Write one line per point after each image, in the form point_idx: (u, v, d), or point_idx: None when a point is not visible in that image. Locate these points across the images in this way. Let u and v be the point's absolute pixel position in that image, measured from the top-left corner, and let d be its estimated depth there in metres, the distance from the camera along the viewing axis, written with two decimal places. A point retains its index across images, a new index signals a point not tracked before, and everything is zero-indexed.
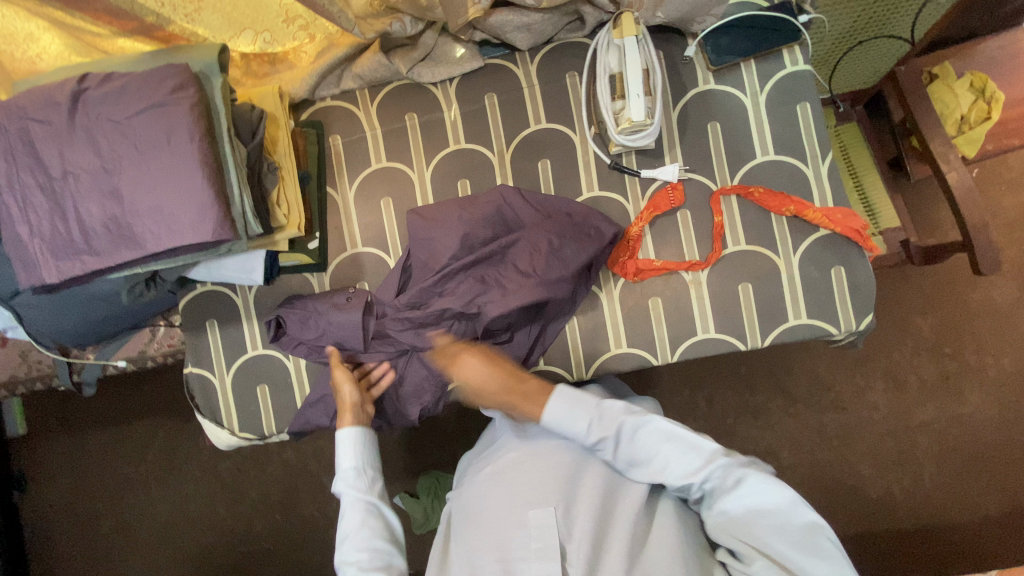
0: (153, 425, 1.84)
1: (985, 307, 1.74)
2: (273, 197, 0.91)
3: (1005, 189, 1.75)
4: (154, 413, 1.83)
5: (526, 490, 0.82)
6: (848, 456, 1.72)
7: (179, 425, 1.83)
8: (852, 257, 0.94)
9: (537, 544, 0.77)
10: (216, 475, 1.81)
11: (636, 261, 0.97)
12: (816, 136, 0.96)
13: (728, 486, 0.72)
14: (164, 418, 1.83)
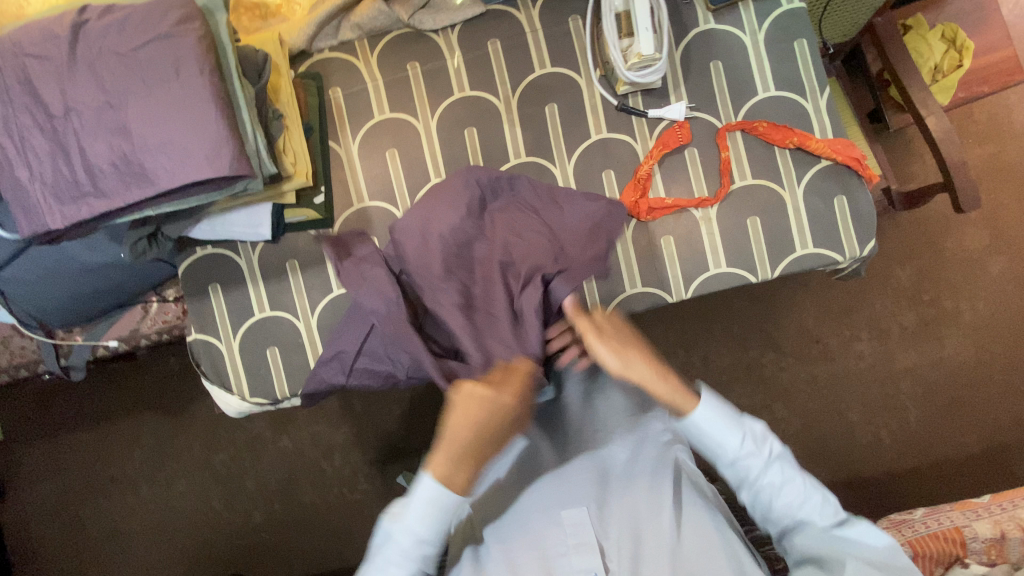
0: (140, 421, 1.76)
1: (959, 254, 1.83)
2: (279, 144, 0.88)
3: (972, 142, 1.84)
4: (141, 408, 1.75)
5: (558, 494, 0.85)
6: (839, 404, 1.79)
7: (169, 418, 1.75)
8: (853, 186, 0.97)
9: (574, 540, 0.81)
10: (211, 469, 1.74)
11: (647, 199, 0.98)
12: (813, 70, 0.98)
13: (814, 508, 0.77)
14: (152, 413, 1.75)
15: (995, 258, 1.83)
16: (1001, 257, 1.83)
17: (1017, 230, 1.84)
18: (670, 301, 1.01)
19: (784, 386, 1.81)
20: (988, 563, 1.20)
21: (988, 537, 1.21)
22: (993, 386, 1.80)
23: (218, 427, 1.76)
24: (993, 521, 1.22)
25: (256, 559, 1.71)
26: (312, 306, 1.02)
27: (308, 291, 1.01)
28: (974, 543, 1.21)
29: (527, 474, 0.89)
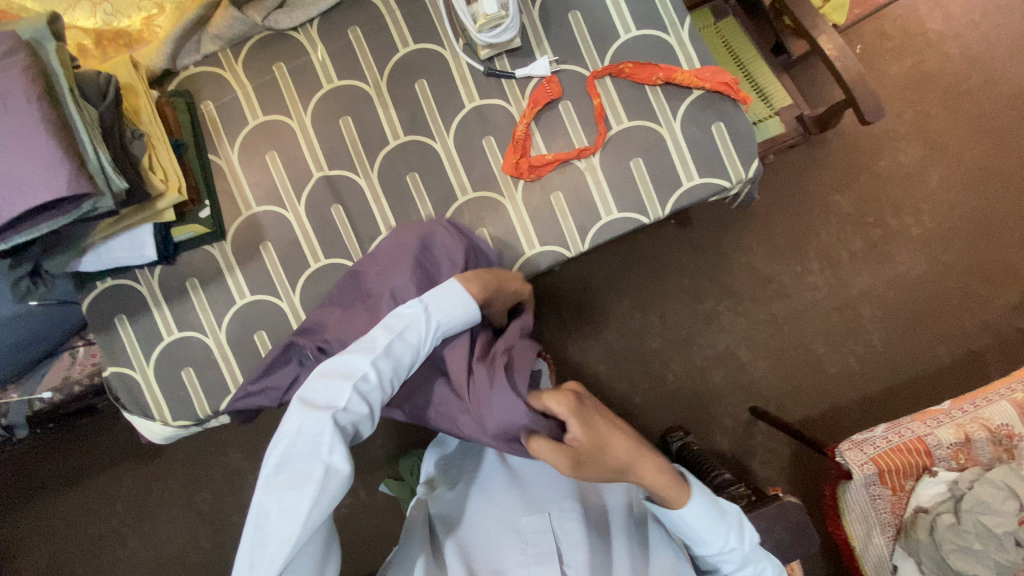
0: (114, 473, 1.75)
1: (895, 170, 1.82)
2: (145, 162, 0.88)
3: (889, 58, 1.84)
4: (113, 459, 1.75)
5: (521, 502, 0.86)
6: (801, 339, 1.78)
7: (142, 465, 1.75)
8: (728, 110, 0.97)
9: (533, 548, 0.79)
10: (190, 509, 1.73)
11: (528, 158, 0.98)
12: (670, 4, 0.99)
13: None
14: (124, 462, 1.75)
15: (932, 169, 1.82)
16: (937, 167, 1.82)
17: (950, 137, 1.83)
18: (572, 256, 1.01)
19: (745, 331, 1.80)
20: (957, 468, 1.19)
21: (953, 442, 1.18)
22: (952, 295, 1.79)
23: (188, 467, 1.75)
24: (956, 426, 1.19)
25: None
26: (219, 320, 1.02)
27: (213, 307, 1.02)
28: (940, 451, 1.19)
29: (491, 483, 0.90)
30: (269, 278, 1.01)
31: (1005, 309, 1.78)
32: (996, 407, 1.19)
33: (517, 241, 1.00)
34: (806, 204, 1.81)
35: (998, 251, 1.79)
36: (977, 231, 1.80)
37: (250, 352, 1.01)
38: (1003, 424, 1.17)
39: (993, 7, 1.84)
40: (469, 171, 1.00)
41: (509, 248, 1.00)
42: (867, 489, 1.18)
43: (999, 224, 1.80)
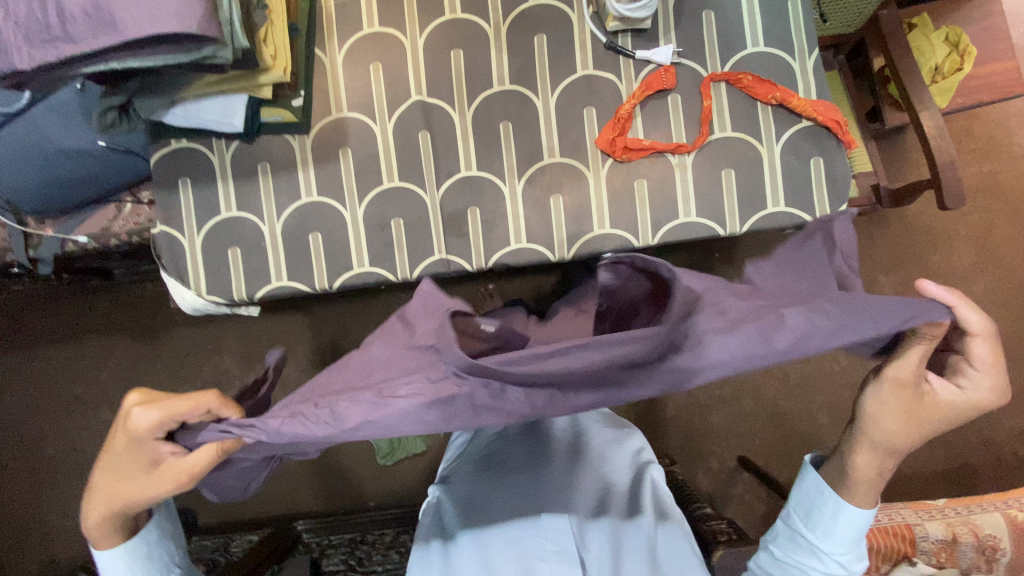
0: (107, 343, 1.69)
1: (944, 267, 1.83)
2: (261, 34, 0.87)
3: (970, 159, 1.85)
4: (110, 328, 1.69)
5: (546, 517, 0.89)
6: (809, 404, 1.77)
7: (134, 343, 1.68)
8: (830, 148, 0.97)
9: (555, 547, 0.86)
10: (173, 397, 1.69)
11: (625, 139, 0.98)
12: (804, 30, 0.98)
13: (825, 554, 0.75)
14: (119, 335, 1.69)
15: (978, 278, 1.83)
16: (985, 278, 1.83)
17: (1006, 253, 1.83)
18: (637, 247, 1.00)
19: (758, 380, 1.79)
20: (936, 564, 1.16)
21: (939, 538, 1.16)
22: None
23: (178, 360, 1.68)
24: (946, 524, 1.17)
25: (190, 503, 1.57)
26: (279, 211, 1.01)
27: (277, 196, 1.01)
28: (924, 543, 1.16)
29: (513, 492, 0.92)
30: (339, 184, 1.01)
31: (1011, 433, 1.79)
32: (988, 517, 1.16)
33: (589, 216, 0.99)
34: None
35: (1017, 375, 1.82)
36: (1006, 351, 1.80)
37: (301, 250, 1.01)
38: (990, 535, 1.15)
39: None
40: (562, 136, 1.00)
41: (579, 221, 0.99)
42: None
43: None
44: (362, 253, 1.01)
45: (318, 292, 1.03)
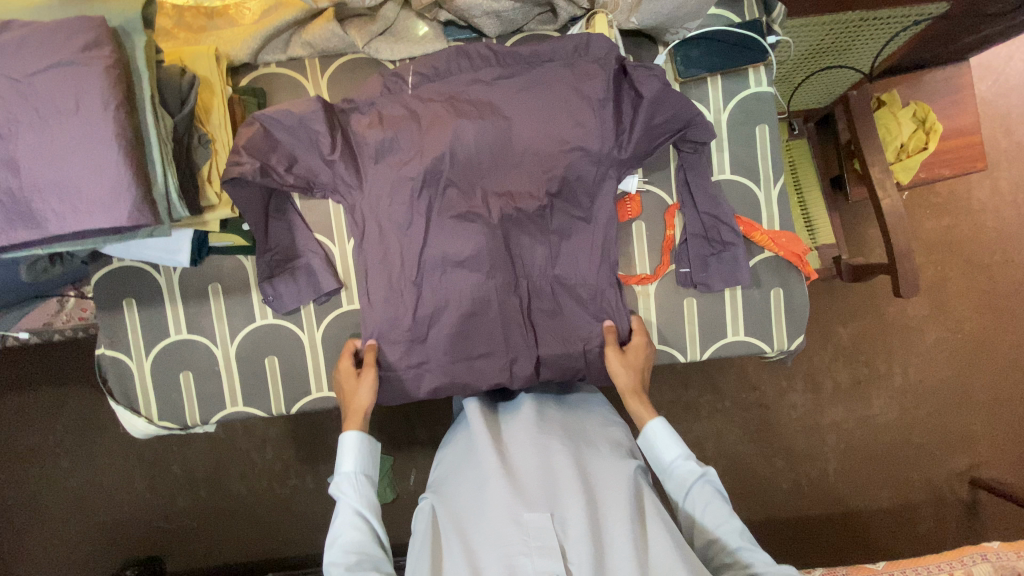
0: (26, 396, 1.54)
1: (899, 319, 1.74)
2: (204, 173, 0.84)
3: (928, 214, 1.76)
4: (34, 380, 1.54)
5: (526, 483, 0.75)
6: (766, 448, 1.68)
7: (62, 396, 1.54)
8: (790, 279, 0.98)
9: (536, 544, 0.69)
10: (101, 457, 1.55)
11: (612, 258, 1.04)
12: (770, 159, 0.98)
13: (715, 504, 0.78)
14: (42, 387, 1.54)
15: (930, 328, 1.74)
16: (936, 329, 1.75)
17: (958, 299, 1.75)
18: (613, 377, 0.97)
19: (716, 426, 1.68)
20: None
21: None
22: (910, 449, 1.72)
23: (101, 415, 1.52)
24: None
25: (158, 551, 1.55)
26: (232, 335, 0.97)
27: (230, 318, 0.97)
28: None
29: (488, 471, 0.77)
30: (295, 309, 0.97)
31: (952, 473, 1.72)
32: None
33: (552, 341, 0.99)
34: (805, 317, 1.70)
35: (959, 420, 1.73)
36: (950, 397, 1.73)
37: (255, 373, 0.98)
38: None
39: None
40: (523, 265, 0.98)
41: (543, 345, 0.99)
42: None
43: (968, 398, 1.74)
44: (321, 378, 0.98)
45: (275, 415, 1.00)
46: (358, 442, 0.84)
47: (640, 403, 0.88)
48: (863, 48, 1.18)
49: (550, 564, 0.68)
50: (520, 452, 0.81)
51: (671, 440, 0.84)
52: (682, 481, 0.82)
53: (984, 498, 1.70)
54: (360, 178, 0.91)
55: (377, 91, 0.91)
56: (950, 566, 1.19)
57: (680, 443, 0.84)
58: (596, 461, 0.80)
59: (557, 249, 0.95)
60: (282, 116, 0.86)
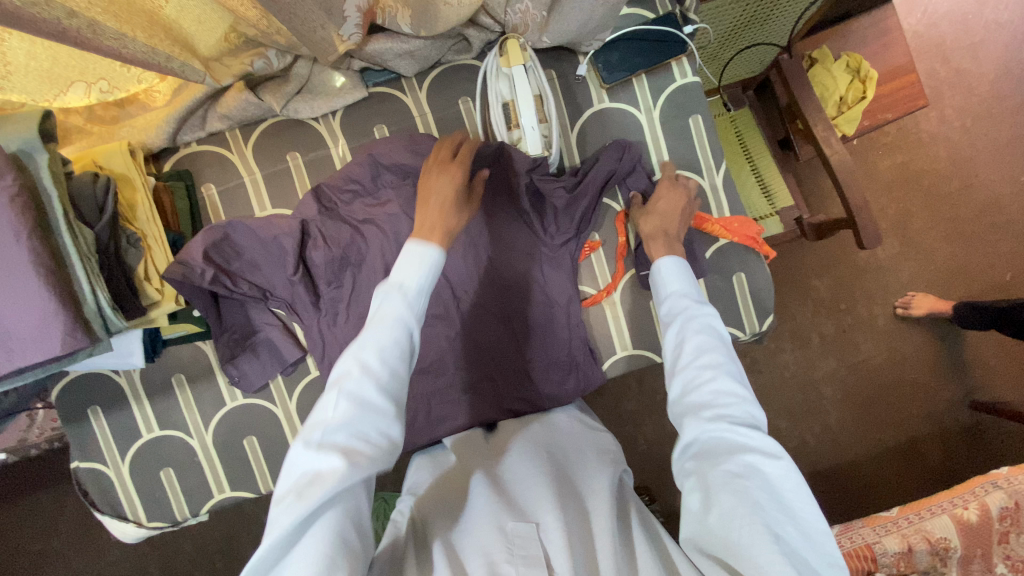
0: (13, 512, 1.49)
1: (872, 263, 1.73)
2: (140, 272, 0.81)
3: (881, 154, 1.76)
4: (16, 494, 1.49)
5: (511, 497, 0.71)
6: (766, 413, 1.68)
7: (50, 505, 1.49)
8: (749, 261, 0.98)
9: (521, 549, 0.63)
10: (101, 558, 1.50)
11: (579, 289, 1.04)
12: (709, 147, 0.97)
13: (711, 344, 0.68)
14: (27, 500, 1.49)
15: (904, 264, 1.73)
16: (911, 264, 1.74)
17: (925, 231, 1.75)
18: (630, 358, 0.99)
19: None
20: None
21: (897, 552, 1.18)
22: (907, 388, 1.70)
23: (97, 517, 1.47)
24: (901, 537, 1.19)
25: None
26: (206, 422, 0.95)
27: (200, 406, 0.95)
28: (885, 558, 1.18)
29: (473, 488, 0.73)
30: (264, 385, 0.95)
31: (950, 401, 1.69)
32: (939, 520, 1.18)
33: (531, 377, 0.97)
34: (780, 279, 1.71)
35: (947, 350, 1.71)
36: (936, 328, 1.71)
37: (237, 456, 0.96)
38: (942, 538, 1.17)
39: (988, 119, 1.77)
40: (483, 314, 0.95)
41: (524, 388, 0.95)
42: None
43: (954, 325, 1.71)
44: None
45: (265, 493, 0.98)
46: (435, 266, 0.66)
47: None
48: (783, 16, 1.17)
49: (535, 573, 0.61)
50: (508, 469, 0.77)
51: (678, 277, 0.78)
52: (678, 315, 0.73)
53: (988, 422, 1.68)
54: (314, 273, 0.91)
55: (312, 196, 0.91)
56: (963, 500, 1.21)
57: (687, 280, 0.77)
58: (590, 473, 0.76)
59: (520, 302, 0.94)
60: (255, 229, 0.87)
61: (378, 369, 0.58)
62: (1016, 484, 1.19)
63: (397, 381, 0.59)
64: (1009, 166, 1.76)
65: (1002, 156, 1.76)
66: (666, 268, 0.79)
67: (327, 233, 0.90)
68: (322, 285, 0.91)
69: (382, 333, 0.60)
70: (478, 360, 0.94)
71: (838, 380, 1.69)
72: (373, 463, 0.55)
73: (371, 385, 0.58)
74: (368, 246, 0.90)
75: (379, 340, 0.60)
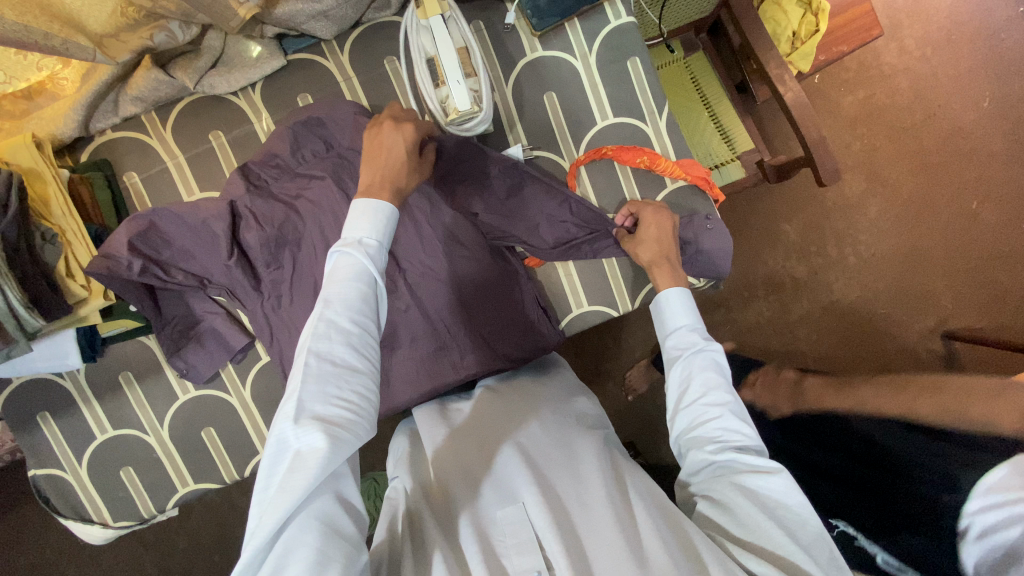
0: None
1: (838, 202, 1.72)
2: (61, 269, 0.78)
3: (842, 90, 1.73)
4: None
5: (499, 479, 0.65)
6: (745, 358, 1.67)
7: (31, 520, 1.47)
8: (700, 206, 0.96)
9: (512, 540, 0.59)
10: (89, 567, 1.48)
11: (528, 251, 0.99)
12: (649, 90, 0.94)
13: (713, 381, 0.67)
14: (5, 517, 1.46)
15: (871, 200, 1.71)
16: (878, 201, 1.71)
17: (889, 166, 1.72)
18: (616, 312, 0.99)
19: None
20: None
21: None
22: (879, 322, 1.69)
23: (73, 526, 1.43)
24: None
25: None
26: (160, 418, 0.93)
27: (152, 402, 0.93)
28: None
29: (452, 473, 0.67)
30: (215, 374, 0.93)
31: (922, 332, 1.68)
32: None
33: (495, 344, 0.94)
34: (747, 224, 1.70)
35: (917, 284, 1.70)
36: (903, 262, 1.70)
37: (197, 449, 0.94)
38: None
39: (945, 46, 1.72)
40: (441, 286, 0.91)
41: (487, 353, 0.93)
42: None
43: (924, 259, 1.70)
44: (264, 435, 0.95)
45: (231, 483, 0.97)
46: (390, 218, 0.66)
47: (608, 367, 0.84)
48: None
49: (530, 561, 0.57)
50: (492, 444, 0.70)
51: (685, 310, 0.76)
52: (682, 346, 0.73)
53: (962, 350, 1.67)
54: (251, 256, 0.88)
55: (241, 178, 0.87)
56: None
57: (694, 314, 0.76)
58: (571, 440, 0.70)
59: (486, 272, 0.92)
60: (181, 214, 0.84)
61: (351, 327, 0.56)
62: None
63: (368, 335, 0.58)
64: (970, 92, 1.72)
65: (962, 82, 1.72)
66: (672, 295, 0.78)
67: (263, 213, 0.86)
68: (261, 267, 0.88)
69: (346, 286, 0.58)
70: (432, 330, 0.90)
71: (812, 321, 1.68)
72: (353, 437, 0.53)
73: (345, 345, 0.55)
74: (304, 224, 0.86)
75: (345, 295, 0.58)
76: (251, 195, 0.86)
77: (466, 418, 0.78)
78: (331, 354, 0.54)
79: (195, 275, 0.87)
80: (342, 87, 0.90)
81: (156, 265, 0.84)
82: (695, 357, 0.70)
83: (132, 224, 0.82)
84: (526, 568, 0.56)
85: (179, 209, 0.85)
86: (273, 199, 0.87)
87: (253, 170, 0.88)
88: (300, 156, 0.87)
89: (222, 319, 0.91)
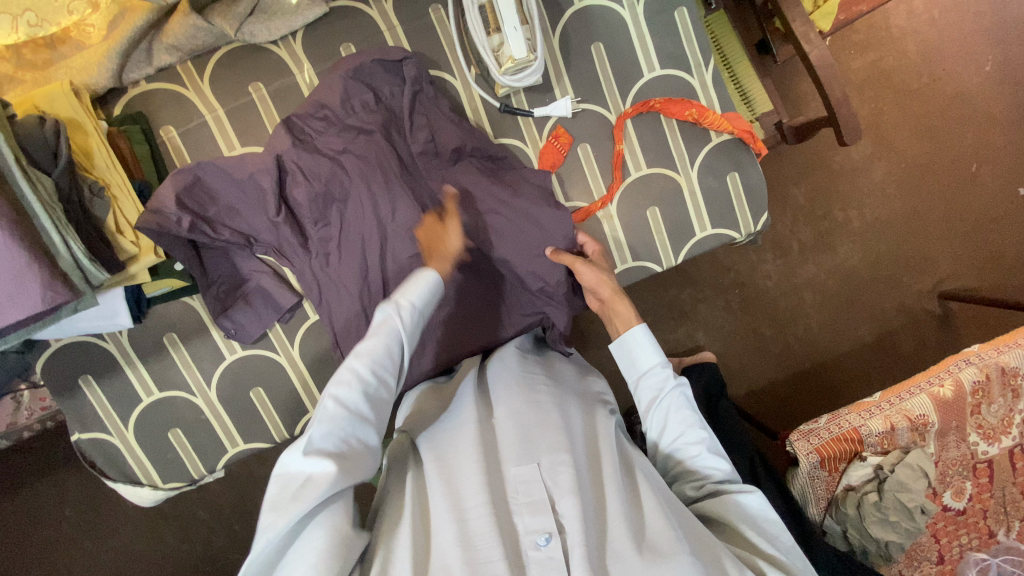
0: None
1: (848, 166, 1.61)
2: (111, 224, 0.77)
3: (852, 52, 1.60)
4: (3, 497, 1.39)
5: (511, 441, 0.65)
6: (752, 321, 1.60)
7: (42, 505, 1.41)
8: (743, 160, 0.96)
9: (524, 499, 0.61)
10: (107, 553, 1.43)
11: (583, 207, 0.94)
12: (696, 42, 0.94)
13: (692, 433, 0.73)
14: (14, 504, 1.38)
15: (878, 164, 1.62)
16: (883, 164, 1.62)
17: (897, 130, 1.62)
18: (660, 270, 0.99)
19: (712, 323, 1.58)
20: (881, 451, 1.14)
21: (881, 431, 1.13)
22: (876, 283, 1.63)
23: (94, 497, 1.38)
24: (884, 417, 1.14)
25: None
26: (207, 379, 0.92)
27: (199, 363, 0.92)
28: (870, 437, 1.14)
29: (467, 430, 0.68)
30: (262, 334, 0.92)
31: (920, 291, 1.63)
32: (917, 399, 1.15)
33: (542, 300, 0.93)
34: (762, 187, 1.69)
35: (918, 245, 1.63)
36: (906, 224, 1.63)
37: (245, 409, 0.94)
38: (921, 415, 1.14)
39: None
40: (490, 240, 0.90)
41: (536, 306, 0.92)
42: (810, 478, 1.14)
43: (922, 223, 1.63)
44: (313, 394, 0.95)
45: (279, 442, 0.97)
46: (432, 283, 0.67)
47: (625, 302, 0.80)
48: None
49: (542, 522, 0.59)
50: (503, 412, 0.70)
51: (647, 349, 0.77)
52: (656, 389, 0.76)
53: (955, 309, 1.63)
54: (296, 213, 0.85)
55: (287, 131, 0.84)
56: (938, 378, 1.17)
57: (656, 352, 0.77)
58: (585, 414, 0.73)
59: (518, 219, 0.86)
60: (227, 168, 0.82)
61: (370, 379, 0.59)
62: (988, 359, 1.17)
63: (384, 388, 0.61)
64: (999, 46, 1.61)
65: (975, 42, 1.61)
66: (631, 338, 0.78)
67: (311, 165, 0.84)
68: (307, 222, 0.85)
69: (375, 340, 0.61)
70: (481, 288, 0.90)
71: (821, 281, 1.61)
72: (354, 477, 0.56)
73: (361, 396, 0.58)
74: (350, 178, 0.84)
75: (370, 349, 0.60)
76: (297, 147, 0.84)
77: (478, 387, 0.78)
78: (348, 404, 0.58)
79: (241, 231, 0.85)
80: (387, 36, 0.88)
81: (203, 221, 0.81)
82: (669, 416, 0.74)
83: (177, 179, 0.81)
84: (536, 529, 0.58)
85: (227, 165, 0.82)
86: (319, 154, 0.84)
87: (296, 123, 0.85)
88: (347, 109, 0.85)
89: (268, 278, 0.89)
